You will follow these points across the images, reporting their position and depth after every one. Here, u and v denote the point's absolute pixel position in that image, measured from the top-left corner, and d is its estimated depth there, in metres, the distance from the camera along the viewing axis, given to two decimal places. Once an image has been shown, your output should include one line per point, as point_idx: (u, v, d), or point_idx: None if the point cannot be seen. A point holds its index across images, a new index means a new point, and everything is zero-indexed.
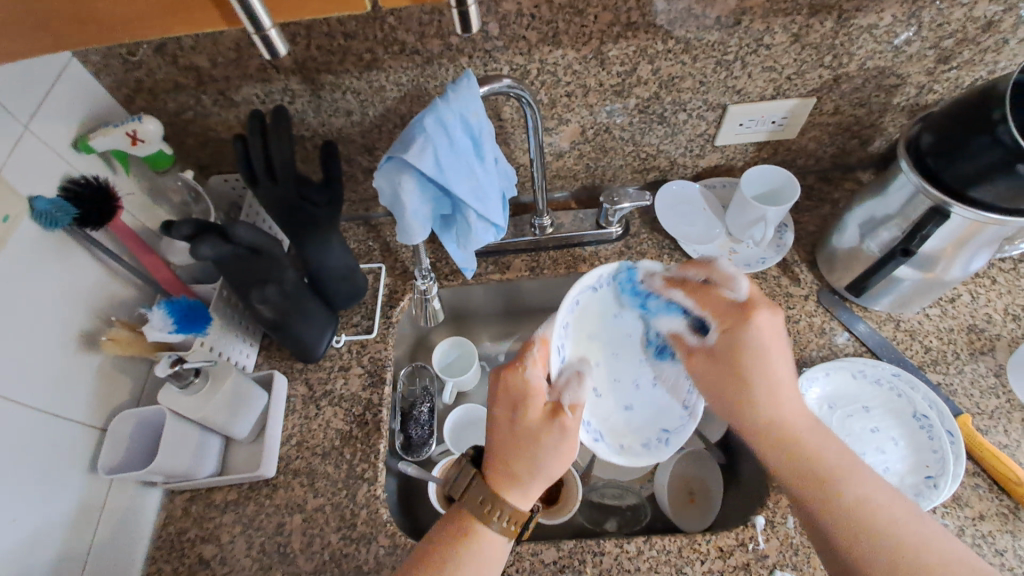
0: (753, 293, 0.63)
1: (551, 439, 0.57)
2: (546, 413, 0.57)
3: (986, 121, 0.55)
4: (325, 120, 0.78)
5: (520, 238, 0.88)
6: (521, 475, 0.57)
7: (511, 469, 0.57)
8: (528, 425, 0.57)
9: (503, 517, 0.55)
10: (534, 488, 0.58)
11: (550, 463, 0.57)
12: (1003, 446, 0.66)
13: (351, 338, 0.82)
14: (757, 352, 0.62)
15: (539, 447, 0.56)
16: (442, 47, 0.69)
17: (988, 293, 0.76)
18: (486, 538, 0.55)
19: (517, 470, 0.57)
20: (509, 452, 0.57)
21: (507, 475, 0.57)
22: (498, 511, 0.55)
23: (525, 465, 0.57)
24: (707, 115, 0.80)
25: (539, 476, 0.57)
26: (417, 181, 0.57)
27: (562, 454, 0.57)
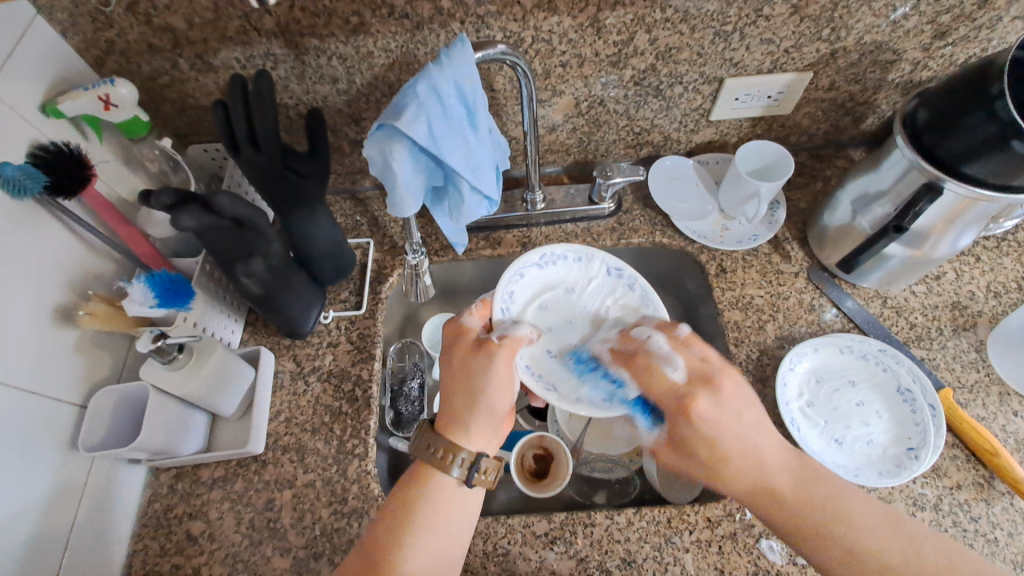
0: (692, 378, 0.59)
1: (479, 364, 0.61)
2: (473, 344, 0.62)
3: (984, 96, 0.55)
4: (310, 87, 0.75)
5: (511, 213, 0.87)
6: (459, 409, 0.58)
7: (453, 408, 0.59)
8: (460, 359, 0.61)
9: (456, 461, 0.56)
10: (476, 425, 0.58)
11: (485, 392, 0.59)
12: (980, 418, 0.68)
13: (339, 314, 0.81)
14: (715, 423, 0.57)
15: (468, 376, 0.60)
16: (433, 11, 0.66)
17: (972, 271, 0.78)
18: (438, 482, 0.56)
19: (456, 406, 0.59)
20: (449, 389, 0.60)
21: (449, 413, 0.59)
22: (448, 454, 0.56)
23: (462, 398, 0.59)
24: (703, 88, 0.79)
25: (479, 409, 0.58)
26: (408, 150, 0.55)
27: (494, 381, 0.60)
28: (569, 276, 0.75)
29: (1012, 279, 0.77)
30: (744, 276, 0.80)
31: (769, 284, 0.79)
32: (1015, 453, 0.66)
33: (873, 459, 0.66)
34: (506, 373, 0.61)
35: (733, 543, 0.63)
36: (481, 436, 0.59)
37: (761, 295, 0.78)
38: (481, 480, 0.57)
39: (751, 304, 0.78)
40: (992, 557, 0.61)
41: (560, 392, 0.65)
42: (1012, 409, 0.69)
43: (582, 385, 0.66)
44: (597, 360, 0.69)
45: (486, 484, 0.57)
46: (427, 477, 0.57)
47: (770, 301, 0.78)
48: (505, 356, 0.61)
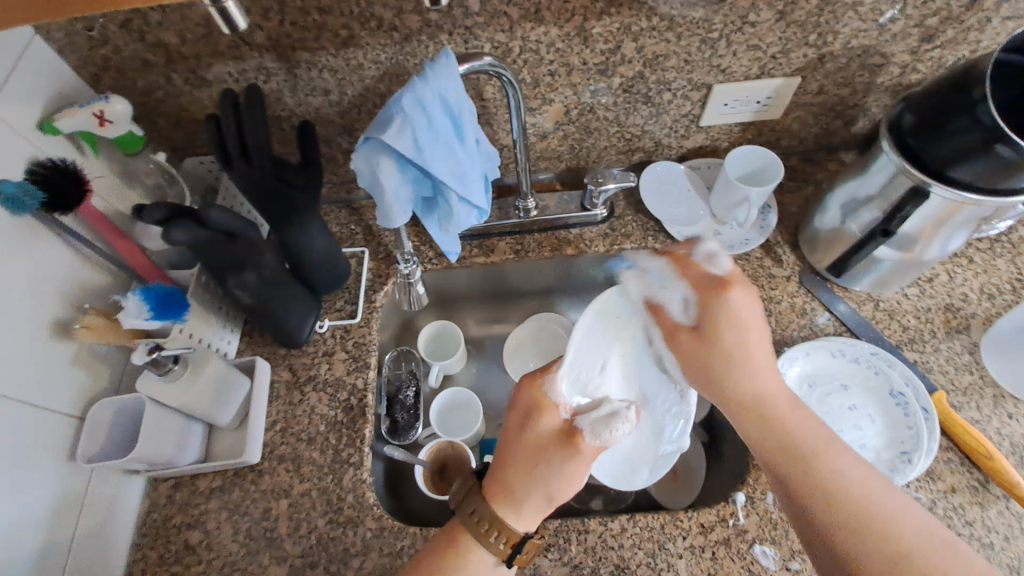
0: (732, 270, 0.64)
1: (558, 455, 0.56)
2: (557, 430, 0.57)
3: (968, 100, 0.55)
4: (302, 100, 0.76)
5: (505, 220, 0.87)
6: (521, 494, 0.56)
7: (518, 493, 0.56)
8: (540, 436, 0.57)
9: (505, 540, 0.56)
10: (537, 510, 0.57)
11: (554, 483, 0.56)
12: (975, 421, 0.68)
13: (335, 323, 0.82)
14: (732, 321, 0.61)
15: (541, 459, 0.56)
16: (421, 23, 0.66)
17: (965, 273, 0.78)
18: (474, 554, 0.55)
19: (520, 491, 0.56)
20: (514, 468, 0.57)
21: (505, 496, 0.56)
22: (494, 531, 0.55)
23: (531, 483, 0.56)
24: (692, 94, 0.79)
25: (537, 493, 0.56)
26: (396, 163, 0.56)
27: (570, 477, 0.57)
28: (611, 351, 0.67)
29: (1006, 280, 0.77)
30: None
31: (761, 288, 0.79)
32: (1010, 456, 0.66)
33: (867, 463, 0.66)
34: (582, 473, 0.57)
35: (727, 549, 0.63)
36: (534, 520, 0.58)
37: None
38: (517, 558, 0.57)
39: None
40: (987, 561, 0.60)
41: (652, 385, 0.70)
42: (1007, 412, 0.68)
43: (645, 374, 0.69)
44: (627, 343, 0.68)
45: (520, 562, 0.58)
46: (463, 546, 0.55)
47: (763, 306, 0.78)
48: (590, 457, 0.57)
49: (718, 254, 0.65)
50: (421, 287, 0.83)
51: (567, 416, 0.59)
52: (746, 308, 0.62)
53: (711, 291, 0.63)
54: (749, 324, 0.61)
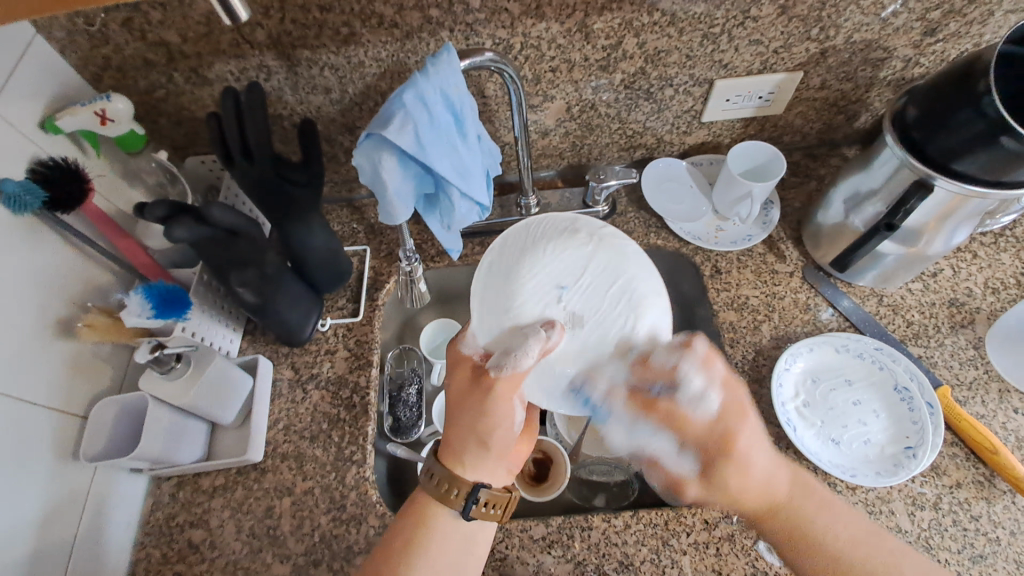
0: (724, 406, 0.58)
1: (473, 399, 0.56)
2: (470, 377, 0.57)
3: (971, 93, 0.54)
4: (304, 98, 0.76)
5: (507, 218, 0.87)
6: (457, 442, 0.57)
7: (462, 448, 0.56)
8: (459, 387, 0.57)
9: (467, 497, 0.55)
10: (488, 457, 0.57)
11: (478, 423, 0.56)
12: (980, 416, 0.67)
13: (337, 322, 0.82)
14: (741, 467, 0.57)
15: (461, 406, 0.57)
16: (422, 20, 0.66)
17: (969, 267, 0.77)
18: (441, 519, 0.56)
19: (461, 443, 0.56)
20: (451, 424, 0.57)
21: (449, 450, 0.57)
22: (447, 486, 0.55)
23: (468, 433, 0.56)
24: (694, 90, 0.79)
25: (470, 439, 0.56)
26: (398, 159, 0.54)
27: (490, 415, 0.55)
28: (536, 280, 0.53)
29: (1011, 275, 0.76)
30: (738, 277, 0.80)
31: (764, 284, 0.79)
32: (1016, 450, 0.65)
33: (872, 458, 0.66)
34: (506, 407, 0.56)
35: (731, 545, 0.63)
36: (492, 470, 0.58)
37: (757, 295, 0.78)
38: (489, 515, 0.56)
39: (747, 305, 0.78)
40: (993, 556, 0.60)
41: (618, 302, 0.52)
42: (1012, 406, 0.68)
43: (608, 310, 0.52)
44: (573, 264, 0.53)
45: (496, 517, 0.57)
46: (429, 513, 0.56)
47: (766, 302, 0.78)
48: (501, 390, 0.55)
49: (696, 346, 0.57)
50: (423, 283, 0.84)
51: (481, 360, 0.57)
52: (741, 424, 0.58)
53: (714, 450, 0.57)
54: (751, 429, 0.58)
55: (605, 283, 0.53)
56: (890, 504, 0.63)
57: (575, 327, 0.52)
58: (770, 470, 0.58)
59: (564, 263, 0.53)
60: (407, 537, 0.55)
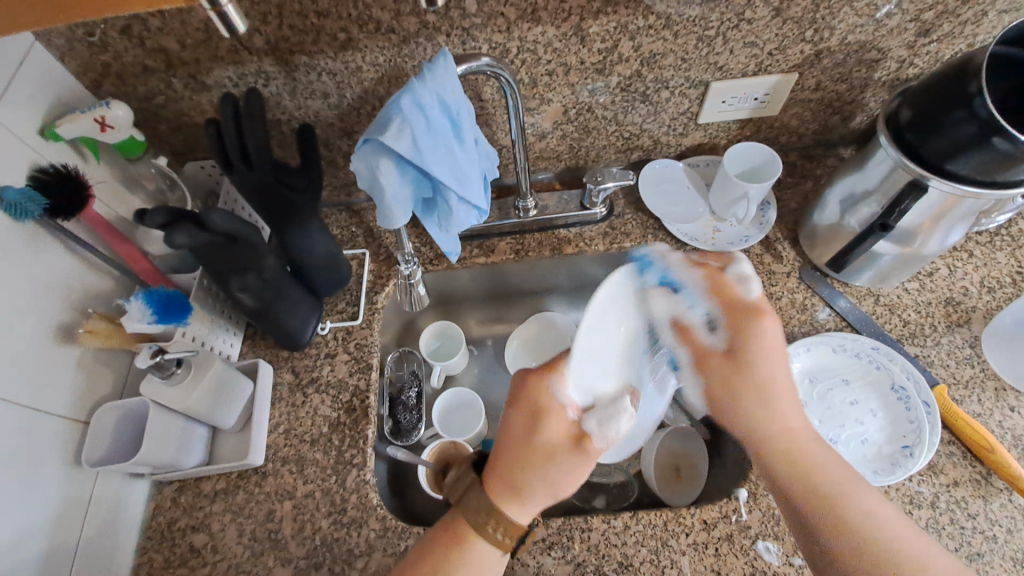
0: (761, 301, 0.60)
1: (562, 456, 0.54)
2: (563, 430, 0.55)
3: (963, 94, 0.55)
4: (302, 103, 0.76)
5: (505, 221, 0.88)
6: (525, 486, 0.53)
7: (518, 485, 0.53)
8: (528, 419, 0.55)
9: (499, 526, 0.53)
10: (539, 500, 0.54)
11: (558, 479, 0.54)
12: (977, 415, 0.68)
13: (336, 325, 0.82)
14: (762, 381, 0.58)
15: (544, 456, 0.54)
16: (418, 25, 0.67)
17: (965, 266, 0.77)
18: (477, 551, 0.53)
19: (520, 479, 0.53)
20: (521, 465, 0.54)
21: (509, 487, 0.54)
22: (495, 523, 0.53)
23: (530, 471, 0.53)
24: (690, 92, 0.80)
25: (539, 487, 0.53)
26: (396, 164, 0.54)
27: (573, 475, 0.54)
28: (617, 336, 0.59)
29: (1006, 273, 0.77)
30: None
31: (761, 284, 0.80)
32: (1012, 449, 0.66)
33: (870, 457, 0.66)
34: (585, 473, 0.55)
35: (730, 545, 0.63)
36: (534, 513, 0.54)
37: None
38: (500, 544, 0.54)
39: None
40: (990, 554, 0.60)
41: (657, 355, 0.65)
42: (1008, 404, 0.68)
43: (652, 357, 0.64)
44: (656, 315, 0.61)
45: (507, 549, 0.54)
46: (465, 538, 0.54)
47: None
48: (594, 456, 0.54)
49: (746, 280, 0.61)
50: (422, 287, 0.85)
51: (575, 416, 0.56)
52: (763, 335, 0.59)
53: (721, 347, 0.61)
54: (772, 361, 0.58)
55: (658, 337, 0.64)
56: (888, 503, 0.64)
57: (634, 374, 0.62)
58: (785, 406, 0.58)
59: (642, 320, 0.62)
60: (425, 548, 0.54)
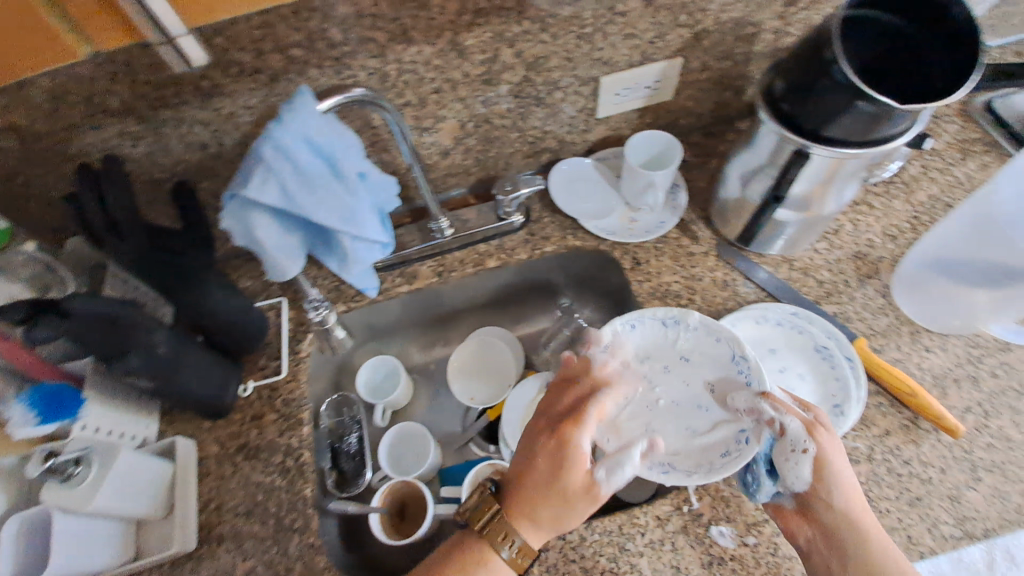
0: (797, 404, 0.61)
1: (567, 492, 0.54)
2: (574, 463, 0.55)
3: (821, 62, 0.55)
4: (181, 159, 0.72)
5: (424, 245, 0.87)
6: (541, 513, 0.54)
7: (529, 500, 0.54)
8: (549, 442, 0.56)
9: (507, 544, 0.54)
10: (552, 527, 0.55)
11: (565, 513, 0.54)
12: (897, 361, 0.70)
13: (260, 383, 0.78)
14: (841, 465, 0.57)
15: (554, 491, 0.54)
16: (285, 61, 0.63)
17: (867, 219, 0.80)
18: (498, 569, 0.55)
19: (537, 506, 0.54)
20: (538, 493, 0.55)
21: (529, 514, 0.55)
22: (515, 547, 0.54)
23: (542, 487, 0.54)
24: (582, 90, 0.79)
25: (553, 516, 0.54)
26: (269, 215, 0.51)
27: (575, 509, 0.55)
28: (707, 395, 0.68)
29: (905, 220, 0.79)
30: (658, 265, 0.81)
31: (682, 268, 0.80)
32: (933, 389, 0.68)
33: None
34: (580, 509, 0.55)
35: (686, 537, 0.63)
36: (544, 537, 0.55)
37: (677, 280, 0.79)
38: (513, 563, 0.55)
39: (669, 291, 0.79)
40: (927, 496, 0.62)
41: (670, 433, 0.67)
42: (924, 346, 0.71)
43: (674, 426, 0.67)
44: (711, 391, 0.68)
45: (518, 568, 0.55)
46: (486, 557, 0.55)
47: (687, 286, 0.79)
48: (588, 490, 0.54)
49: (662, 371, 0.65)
50: (339, 329, 0.83)
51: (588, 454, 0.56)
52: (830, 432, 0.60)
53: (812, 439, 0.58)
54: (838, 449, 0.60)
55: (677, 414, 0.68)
56: None
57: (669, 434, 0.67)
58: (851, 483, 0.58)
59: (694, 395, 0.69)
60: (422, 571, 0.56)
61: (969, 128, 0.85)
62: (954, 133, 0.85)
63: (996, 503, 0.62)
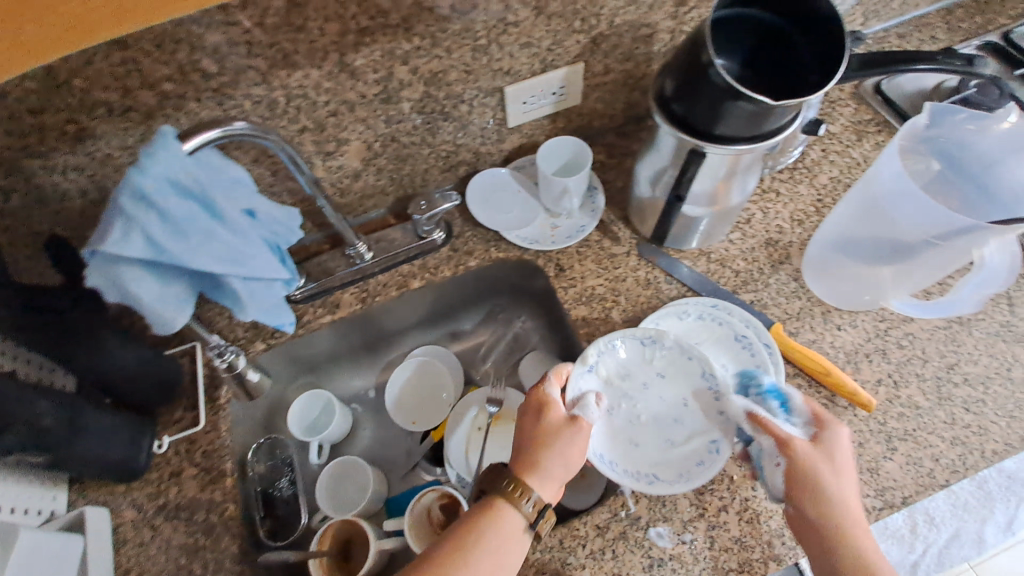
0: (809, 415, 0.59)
1: (558, 437, 0.60)
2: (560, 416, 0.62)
3: (699, 65, 0.56)
4: (59, 207, 0.66)
5: (344, 272, 0.84)
6: (540, 461, 0.59)
7: (528, 450, 0.60)
8: (530, 406, 0.64)
9: (527, 498, 0.57)
10: (555, 473, 0.59)
11: (561, 456, 0.59)
12: (812, 342, 0.73)
13: (176, 437, 0.74)
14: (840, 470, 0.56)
15: (547, 439, 0.60)
16: (158, 97, 0.59)
17: (776, 206, 0.83)
18: (509, 522, 0.56)
19: (537, 455, 0.59)
20: (535, 445, 0.60)
21: (530, 464, 0.59)
22: (524, 496, 0.57)
23: (540, 441, 0.60)
24: (487, 101, 0.78)
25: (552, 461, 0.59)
26: (140, 269, 0.48)
27: (570, 453, 0.60)
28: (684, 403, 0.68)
29: (810, 204, 0.82)
30: (581, 270, 0.81)
31: (605, 270, 0.80)
32: (847, 366, 0.71)
33: None
34: (575, 453, 0.60)
35: (626, 542, 0.63)
36: (555, 486, 0.59)
37: (601, 283, 0.79)
38: (526, 515, 0.56)
39: (594, 295, 0.79)
40: None
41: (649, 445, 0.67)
42: (836, 324, 0.73)
43: (654, 438, 0.67)
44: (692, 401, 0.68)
45: (532, 521, 0.57)
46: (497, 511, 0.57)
47: (611, 288, 0.79)
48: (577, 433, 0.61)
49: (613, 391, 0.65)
50: (256, 371, 0.75)
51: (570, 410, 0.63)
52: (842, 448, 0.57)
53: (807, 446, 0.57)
54: (847, 461, 0.57)
55: (657, 425, 0.68)
56: None
57: (649, 446, 0.67)
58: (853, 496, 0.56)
59: (672, 404, 0.69)
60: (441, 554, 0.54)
61: (862, 110, 0.89)
62: (849, 116, 0.88)
63: (911, 471, 0.64)
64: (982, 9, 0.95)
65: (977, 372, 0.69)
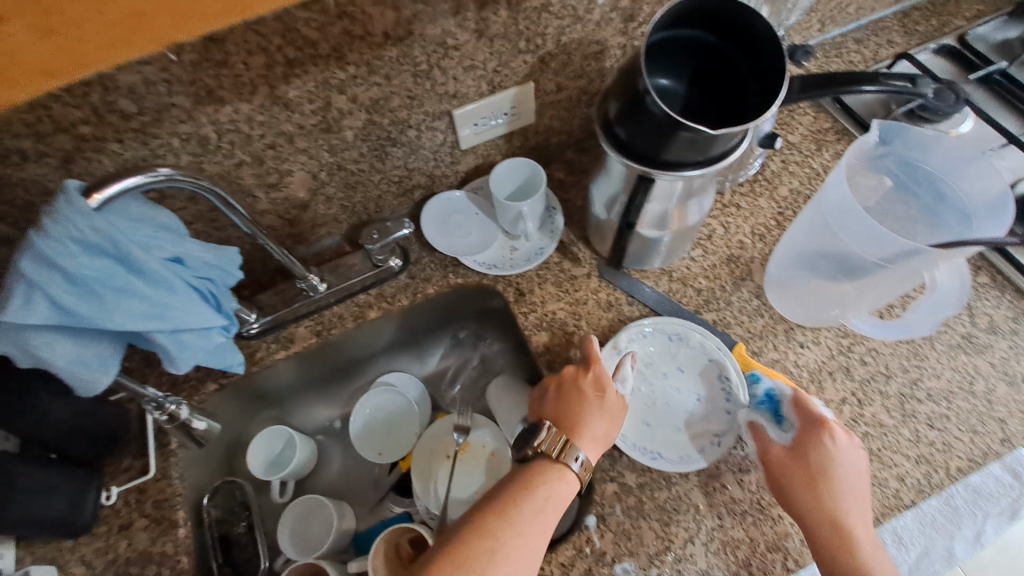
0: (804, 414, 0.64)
1: (610, 410, 0.64)
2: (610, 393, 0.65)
3: (636, 92, 0.55)
4: None
5: (294, 308, 0.81)
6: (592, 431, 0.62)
7: (583, 420, 0.63)
8: (586, 377, 0.66)
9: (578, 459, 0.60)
10: (602, 442, 0.63)
11: (610, 429, 0.64)
12: (775, 361, 0.71)
13: (126, 486, 0.71)
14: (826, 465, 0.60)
15: (600, 412, 0.64)
16: (76, 141, 0.56)
17: (737, 220, 0.81)
18: (566, 481, 0.59)
19: (590, 425, 0.62)
20: (590, 417, 0.63)
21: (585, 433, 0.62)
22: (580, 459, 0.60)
23: (595, 411, 0.63)
24: (436, 125, 0.76)
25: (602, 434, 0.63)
26: (48, 332, 0.46)
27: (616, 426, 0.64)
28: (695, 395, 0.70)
29: (771, 217, 0.81)
30: (542, 293, 0.79)
31: (566, 293, 0.79)
32: (811, 385, 0.70)
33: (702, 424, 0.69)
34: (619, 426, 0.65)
35: None
36: (598, 453, 0.63)
37: (561, 307, 0.78)
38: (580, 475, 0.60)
39: (555, 320, 0.77)
40: None
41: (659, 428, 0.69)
42: (798, 342, 0.72)
43: (665, 421, 0.69)
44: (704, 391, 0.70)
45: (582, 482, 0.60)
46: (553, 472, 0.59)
47: (572, 312, 0.77)
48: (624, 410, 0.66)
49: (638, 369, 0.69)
50: (201, 418, 0.72)
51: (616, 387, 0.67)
52: (830, 448, 0.61)
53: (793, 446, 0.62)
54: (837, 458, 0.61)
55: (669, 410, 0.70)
56: (720, 478, 0.66)
57: (659, 428, 0.69)
58: (843, 489, 0.59)
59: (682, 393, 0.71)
60: (505, 501, 0.57)
61: (821, 119, 0.88)
62: (808, 125, 0.87)
63: (876, 492, 0.63)
64: (937, 11, 0.95)
65: (940, 388, 0.68)
